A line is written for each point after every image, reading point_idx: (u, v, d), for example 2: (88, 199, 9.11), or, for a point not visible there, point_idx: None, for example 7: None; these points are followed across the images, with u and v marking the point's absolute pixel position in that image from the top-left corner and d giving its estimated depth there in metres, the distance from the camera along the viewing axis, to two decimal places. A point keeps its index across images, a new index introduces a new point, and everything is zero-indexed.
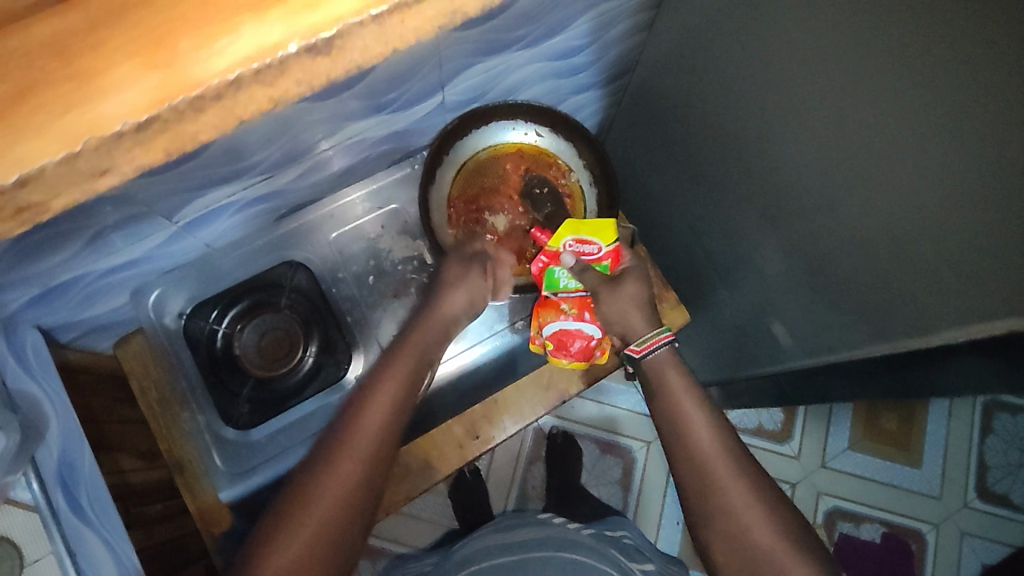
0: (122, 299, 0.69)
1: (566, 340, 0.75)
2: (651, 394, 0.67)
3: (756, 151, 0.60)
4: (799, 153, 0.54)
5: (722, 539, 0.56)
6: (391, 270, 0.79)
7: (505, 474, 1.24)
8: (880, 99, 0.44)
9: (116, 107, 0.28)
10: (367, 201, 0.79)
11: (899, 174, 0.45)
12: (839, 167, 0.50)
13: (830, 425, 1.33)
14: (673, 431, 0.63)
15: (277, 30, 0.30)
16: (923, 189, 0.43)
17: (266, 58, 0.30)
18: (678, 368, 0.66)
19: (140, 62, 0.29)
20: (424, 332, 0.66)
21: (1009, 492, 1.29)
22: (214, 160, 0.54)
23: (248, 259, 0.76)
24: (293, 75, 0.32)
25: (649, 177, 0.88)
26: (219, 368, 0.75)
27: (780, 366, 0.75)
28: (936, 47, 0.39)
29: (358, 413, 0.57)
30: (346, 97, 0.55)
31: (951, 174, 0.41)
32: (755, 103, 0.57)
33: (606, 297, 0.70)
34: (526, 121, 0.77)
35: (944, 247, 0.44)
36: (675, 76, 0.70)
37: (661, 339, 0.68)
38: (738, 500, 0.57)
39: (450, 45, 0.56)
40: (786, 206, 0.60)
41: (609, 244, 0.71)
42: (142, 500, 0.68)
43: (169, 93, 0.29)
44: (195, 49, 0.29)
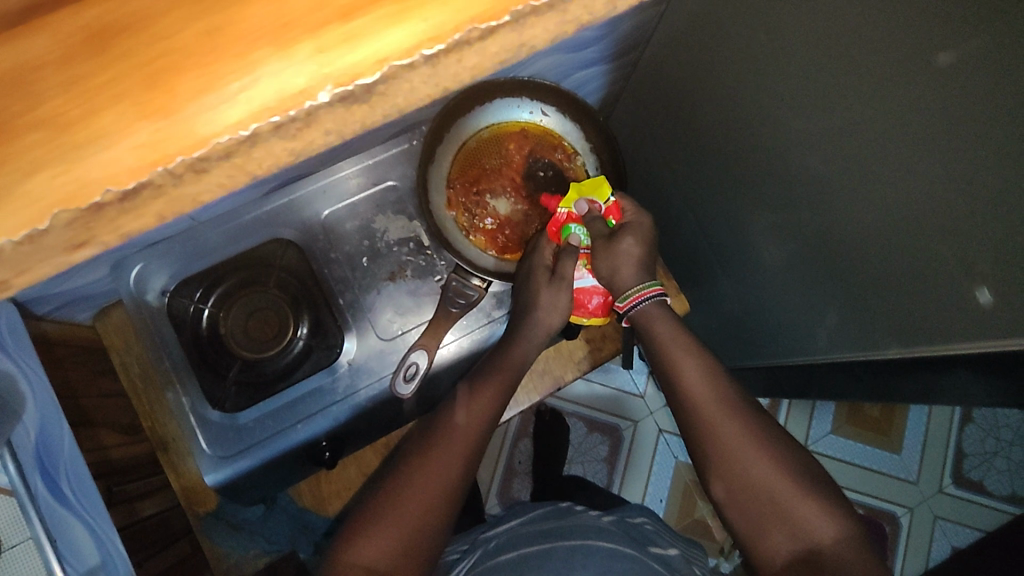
0: (102, 270, 0.65)
1: (581, 297, 0.72)
2: (644, 344, 0.65)
3: (761, 146, 0.58)
4: (804, 152, 0.52)
5: (722, 481, 0.56)
6: (387, 251, 0.75)
7: (492, 449, 1.24)
8: (894, 105, 0.41)
9: (94, 171, 0.23)
10: (362, 176, 0.74)
11: (902, 184, 0.43)
12: (844, 171, 0.48)
13: (814, 410, 1.35)
14: (667, 377, 0.62)
15: (304, 71, 0.23)
16: (928, 201, 0.42)
17: (291, 108, 0.23)
18: (667, 320, 0.64)
19: (127, 107, 0.23)
20: (496, 359, 0.67)
21: (984, 479, 1.31)
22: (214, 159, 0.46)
23: (235, 236, 0.72)
24: (323, 127, 0.25)
25: (654, 160, 0.85)
26: (205, 348, 0.72)
27: (778, 360, 0.74)
28: (946, 59, 0.37)
29: (446, 430, 0.61)
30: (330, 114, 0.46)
31: (950, 189, 0.40)
32: (762, 99, 0.55)
33: (599, 252, 0.68)
34: (532, 99, 0.75)
35: (947, 260, 0.42)
36: (686, 57, 0.67)
37: (649, 292, 0.65)
38: (739, 441, 0.56)
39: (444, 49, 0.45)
40: (787, 202, 0.58)
41: (606, 200, 0.70)
42: (123, 476, 0.66)
43: (165, 153, 0.23)
44: (200, 96, 0.23)
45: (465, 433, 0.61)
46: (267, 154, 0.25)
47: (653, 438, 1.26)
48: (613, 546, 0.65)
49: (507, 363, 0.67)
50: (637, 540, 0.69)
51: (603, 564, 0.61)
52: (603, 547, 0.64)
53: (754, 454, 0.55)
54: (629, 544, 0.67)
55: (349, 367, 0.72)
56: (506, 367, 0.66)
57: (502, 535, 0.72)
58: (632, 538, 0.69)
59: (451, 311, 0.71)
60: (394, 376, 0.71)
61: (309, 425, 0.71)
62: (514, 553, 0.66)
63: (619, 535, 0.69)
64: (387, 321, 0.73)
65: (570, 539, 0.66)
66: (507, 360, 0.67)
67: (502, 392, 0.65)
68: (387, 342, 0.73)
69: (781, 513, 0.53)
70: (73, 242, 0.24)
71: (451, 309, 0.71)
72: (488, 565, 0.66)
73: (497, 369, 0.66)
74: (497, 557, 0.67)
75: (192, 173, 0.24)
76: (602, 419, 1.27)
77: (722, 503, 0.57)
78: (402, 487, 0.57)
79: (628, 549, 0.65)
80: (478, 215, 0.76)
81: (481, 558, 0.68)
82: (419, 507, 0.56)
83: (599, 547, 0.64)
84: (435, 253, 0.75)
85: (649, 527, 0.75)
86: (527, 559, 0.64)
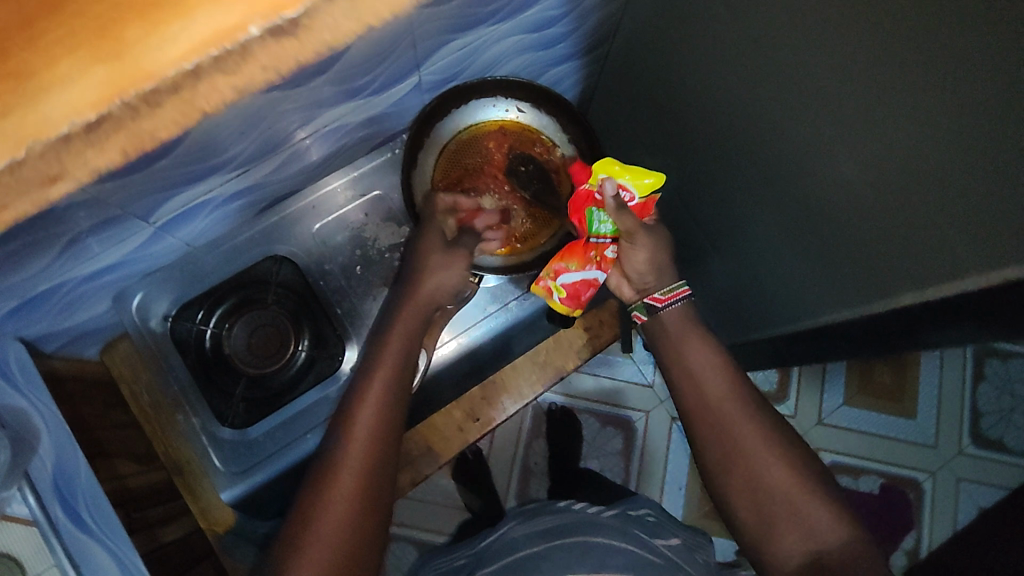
0: (105, 303, 0.68)
1: (577, 289, 0.72)
2: (662, 349, 0.63)
3: (734, 119, 0.60)
4: (774, 117, 0.54)
5: (713, 446, 0.57)
6: (379, 258, 0.77)
7: (506, 451, 1.25)
8: (855, 58, 0.43)
9: (57, 107, 0.26)
10: (350, 189, 0.76)
11: (868, 131, 0.44)
12: (814, 131, 0.50)
13: (825, 382, 1.36)
14: (685, 376, 0.60)
15: (237, 8, 0.27)
16: (894, 145, 0.43)
17: (229, 42, 0.27)
18: (697, 330, 0.62)
19: (81, 53, 0.25)
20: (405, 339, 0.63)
21: (1001, 436, 1.34)
22: (188, 157, 0.56)
23: (230, 257, 0.74)
24: (260, 61, 0.30)
25: (634, 147, 0.87)
26: (211, 368, 0.73)
27: (772, 330, 0.75)
28: (897, 9, 0.38)
29: (343, 451, 0.55)
30: (320, 83, 0.56)
31: (912, 134, 0.41)
32: (733, 74, 0.56)
33: (628, 250, 0.65)
34: (507, 96, 0.74)
35: (914, 206, 0.44)
36: (653, 43, 0.69)
37: (686, 292, 0.64)
38: (731, 415, 0.57)
39: (420, 22, 0.57)
40: (764, 171, 0.59)
41: (641, 196, 0.66)
42: (142, 503, 0.65)
43: (121, 88, 0.26)
44: (144, 33, 0.26)
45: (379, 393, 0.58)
46: (210, 87, 0.30)
47: (664, 426, 1.26)
48: (614, 542, 0.65)
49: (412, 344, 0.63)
50: (640, 534, 0.70)
51: (599, 559, 0.62)
52: (606, 542, 0.65)
53: (743, 429, 0.56)
54: (632, 541, 0.67)
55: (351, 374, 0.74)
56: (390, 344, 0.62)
57: (502, 541, 0.73)
58: (632, 531, 0.69)
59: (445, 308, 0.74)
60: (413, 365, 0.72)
61: (318, 435, 0.72)
62: (515, 558, 0.66)
63: (621, 531, 0.69)
64: None
65: (569, 537, 0.66)
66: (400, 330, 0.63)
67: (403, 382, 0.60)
68: None
69: (773, 471, 0.55)
70: (48, 174, 0.30)
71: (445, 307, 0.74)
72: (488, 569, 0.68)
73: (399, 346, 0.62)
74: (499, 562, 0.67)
75: (146, 104, 0.28)
76: (613, 411, 1.27)
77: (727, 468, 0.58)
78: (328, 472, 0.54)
79: (629, 545, 0.65)
80: None
81: (486, 557, 0.71)
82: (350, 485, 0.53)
83: (598, 544, 0.65)
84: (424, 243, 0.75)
85: (652, 519, 0.75)
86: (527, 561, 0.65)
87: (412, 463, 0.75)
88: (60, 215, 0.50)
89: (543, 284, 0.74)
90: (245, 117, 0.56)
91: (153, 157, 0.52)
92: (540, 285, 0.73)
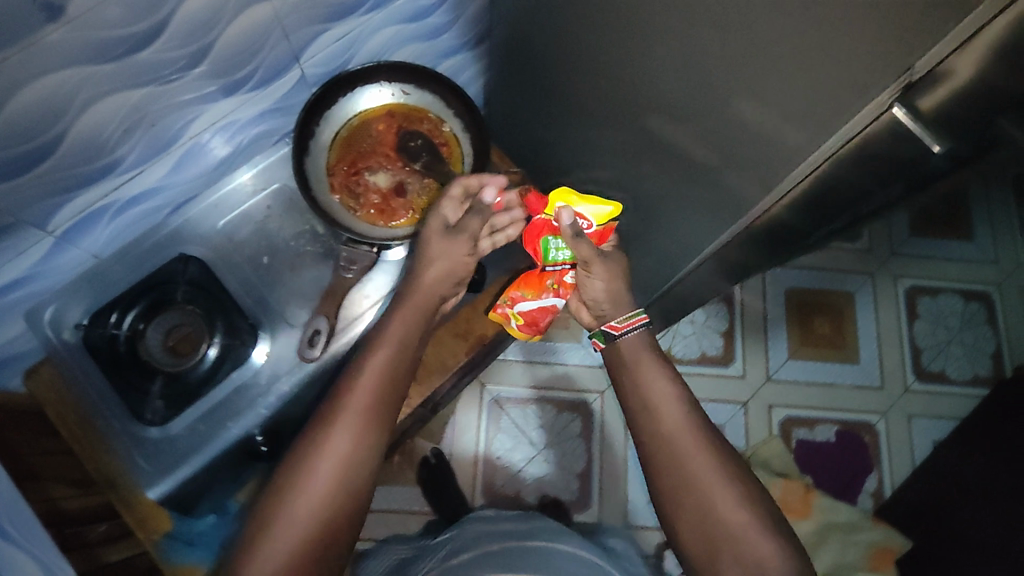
0: (19, 325, 0.68)
1: (537, 316, 0.77)
2: (620, 377, 0.63)
3: (602, 60, 0.65)
4: (633, 43, 0.59)
5: (647, 436, 0.58)
6: (284, 247, 0.79)
7: (465, 447, 1.23)
8: None
9: None
10: (251, 182, 0.79)
11: (703, 29, 0.49)
12: (662, 40, 0.55)
13: (768, 339, 1.36)
14: (641, 408, 0.59)
15: None
16: (724, 37, 0.48)
17: None
18: (653, 357, 0.62)
19: None
20: (334, 486, 0.53)
21: (944, 368, 1.37)
22: (75, 156, 0.60)
23: (138, 264, 0.75)
24: None
25: (526, 124, 0.91)
26: (126, 370, 0.72)
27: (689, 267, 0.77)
28: None
29: (283, 514, 0.51)
30: (194, 76, 0.61)
31: (738, 21, 0.46)
32: (603, 13, 0.61)
33: (586, 278, 0.67)
34: (391, 81, 0.77)
35: (750, 87, 0.49)
36: (530, 12, 0.73)
37: (642, 321, 0.64)
38: (682, 435, 0.56)
39: (287, 12, 0.62)
40: (632, 100, 0.64)
41: (599, 224, 0.70)
42: (82, 522, 0.63)
43: None
44: None
45: (347, 438, 0.55)
46: None
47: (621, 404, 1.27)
48: (575, 551, 0.68)
49: (371, 431, 0.56)
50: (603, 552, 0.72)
51: (555, 564, 0.65)
52: (568, 552, 0.68)
53: (688, 434, 0.56)
54: (593, 551, 0.70)
55: (267, 359, 0.76)
56: (310, 499, 0.52)
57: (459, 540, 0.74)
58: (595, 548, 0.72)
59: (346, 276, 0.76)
60: (301, 343, 0.75)
61: (239, 423, 0.74)
62: (472, 553, 0.69)
63: (583, 542, 0.71)
64: (297, 310, 0.78)
65: (531, 541, 0.69)
66: (356, 405, 0.56)
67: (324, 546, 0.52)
68: (296, 328, 0.77)
69: (691, 451, 0.55)
70: None
71: (346, 276, 0.77)
72: (445, 563, 0.68)
73: (335, 476, 0.53)
74: (455, 558, 0.69)
75: None
76: (569, 397, 1.27)
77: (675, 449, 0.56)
78: (281, 505, 0.52)
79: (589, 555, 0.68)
80: (362, 194, 0.78)
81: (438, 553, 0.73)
82: (297, 531, 0.51)
83: (559, 549, 0.68)
84: (349, 235, 0.74)
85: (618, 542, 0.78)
86: (482, 559, 0.67)
87: None
88: None
89: (501, 310, 0.80)
90: (128, 114, 0.60)
91: (39, 153, 0.56)
92: (499, 313, 0.79)
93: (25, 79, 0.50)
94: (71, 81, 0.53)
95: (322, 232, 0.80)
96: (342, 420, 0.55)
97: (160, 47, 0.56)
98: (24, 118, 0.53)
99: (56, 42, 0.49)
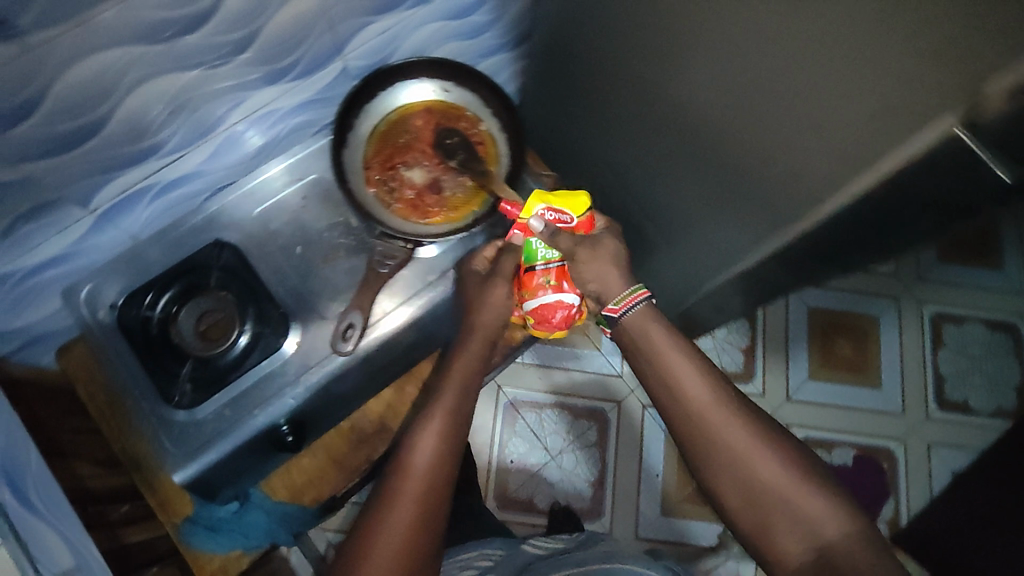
0: (55, 302, 0.70)
1: (544, 313, 0.69)
2: (635, 354, 0.59)
3: (641, 68, 0.65)
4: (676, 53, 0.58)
5: (686, 434, 0.55)
6: (318, 238, 0.79)
7: (481, 448, 1.23)
8: None
9: None
10: (287, 174, 0.79)
11: (751, 45, 0.49)
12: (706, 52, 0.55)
13: (790, 358, 1.35)
14: (670, 396, 0.56)
15: None
16: (773, 54, 0.48)
17: None
18: (659, 326, 0.59)
19: None
20: (440, 466, 0.55)
21: (968, 398, 1.33)
22: (119, 138, 0.60)
23: (175, 248, 0.76)
24: None
25: (562, 127, 0.90)
26: (157, 351, 0.72)
27: (709, 287, 0.76)
28: None
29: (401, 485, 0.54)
30: (239, 62, 0.62)
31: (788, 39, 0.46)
32: (647, 21, 0.60)
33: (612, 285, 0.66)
34: (432, 78, 0.77)
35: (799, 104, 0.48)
36: (572, 15, 0.73)
37: (641, 295, 0.60)
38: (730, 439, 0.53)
39: (335, 3, 0.62)
40: (670, 109, 0.64)
41: (581, 215, 0.67)
42: (103, 503, 0.64)
43: None
44: None
45: (450, 412, 0.58)
46: None
47: (638, 416, 1.26)
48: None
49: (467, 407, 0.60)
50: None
51: None
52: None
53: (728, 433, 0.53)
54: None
55: (296, 350, 0.75)
56: (424, 467, 0.55)
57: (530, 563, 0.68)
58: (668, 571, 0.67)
59: (381, 271, 0.77)
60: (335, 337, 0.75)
61: (266, 411, 0.73)
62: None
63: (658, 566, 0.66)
64: (328, 302, 0.78)
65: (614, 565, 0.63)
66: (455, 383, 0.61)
67: (425, 546, 0.52)
68: (329, 321, 0.77)
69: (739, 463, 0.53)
70: None
71: (381, 270, 0.77)
72: None
73: (445, 448, 0.56)
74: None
75: None
76: (585, 404, 1.26)
77: (720, 452, 0.53)
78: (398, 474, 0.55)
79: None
80: (396, 188, 0.77)
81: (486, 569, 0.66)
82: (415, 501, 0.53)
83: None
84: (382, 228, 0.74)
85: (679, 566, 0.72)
86: None
87: (369, 442, 0.79)
88: None
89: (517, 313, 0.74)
90: (172, 99, 0.61)
91: (85, 132, 0.57)
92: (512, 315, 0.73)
93: (75, 58, 0.50)
94: (122, 61, 0.53)
95: (356, 225, 0.79)
96: (445, 399, 0.60)
97: (209, 32, 0.56)
98: (75, 97, 0.53)
99: (111, 22, 0.50)
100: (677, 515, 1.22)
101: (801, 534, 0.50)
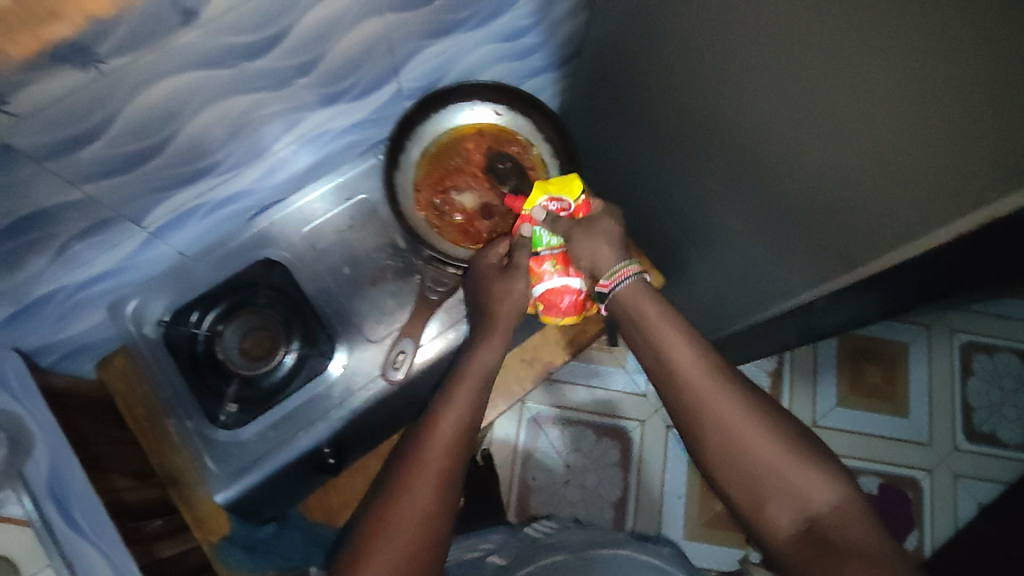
0: (99, 315, 0.68)
1: (553, 299, 0.66)
2: (629, 331, 0.56)
3: (698, 100, 0.63)
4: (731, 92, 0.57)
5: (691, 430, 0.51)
6: (364, 258, 0.79)
7: (506, 465, 1.22)
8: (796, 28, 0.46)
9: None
10: (334, 194, 0.79)
11: None
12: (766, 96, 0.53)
13: (817, 384, 1.33)
14: (666, 374, 0.52)
15: None
16: None
17: None
18: (652, 299, 0.55)
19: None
20: (445, 457, 0.51)
21: (997, 431, 1.31)
22: (176, 160, 0.60)
23: (224, 264, 0.76)
24: None
25: (606, 151, 0.89)
26: (202, 370, 0.74)
27: (745, 324, 0.74)
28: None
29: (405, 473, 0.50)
30: (300, 85, 0.61)
31: None
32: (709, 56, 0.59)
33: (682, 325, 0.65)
34: (484, 100, 0.77)
35: None
36: (627, 43, 0.72)
37: (628, 271, 0.57)
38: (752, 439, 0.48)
39: (399, 25, 0.62)
40: (724, 145, 0.62)
41: (577, 198, 0.65)
42: (140, 516, 0.62)
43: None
44: None
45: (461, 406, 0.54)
46: None
47: (662, 436, 1.25)
48: None
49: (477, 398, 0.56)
50: None
51: None
52: None
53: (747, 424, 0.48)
54: None
55: (343, 370, 0.75)
56: (432, 455, 0.51)
57: None
58: None
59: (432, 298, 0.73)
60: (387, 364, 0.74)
61: (310, 432, 0.73)
62: None
63: None
64: (373, 323, 0.77)
65: None
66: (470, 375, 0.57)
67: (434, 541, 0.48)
68: (376, 344, 0.76)
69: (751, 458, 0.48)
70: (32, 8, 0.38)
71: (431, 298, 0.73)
72: None
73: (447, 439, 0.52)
74: None
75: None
76: (609, 423, 1.25)
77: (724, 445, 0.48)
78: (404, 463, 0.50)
79: None
80: (446, 212, 0.77)
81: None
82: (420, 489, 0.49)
83: None
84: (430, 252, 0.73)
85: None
86: None
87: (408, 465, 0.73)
88: (56, 213, 0.55)
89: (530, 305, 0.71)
90: (230, 123, 0.61)
91: (147, 154, 0.57)
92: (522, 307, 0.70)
93: (146, 82, 0.50)
94: (191, 86, 0.53)
95: (403, 246, 0.79)
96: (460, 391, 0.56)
97: (273, 57, 0.56)
98: (143, 120, 0.53)
99: (187, 48, 0.49)
100: (698, 539, 1.20)
101: (800, 517, 0.46)
